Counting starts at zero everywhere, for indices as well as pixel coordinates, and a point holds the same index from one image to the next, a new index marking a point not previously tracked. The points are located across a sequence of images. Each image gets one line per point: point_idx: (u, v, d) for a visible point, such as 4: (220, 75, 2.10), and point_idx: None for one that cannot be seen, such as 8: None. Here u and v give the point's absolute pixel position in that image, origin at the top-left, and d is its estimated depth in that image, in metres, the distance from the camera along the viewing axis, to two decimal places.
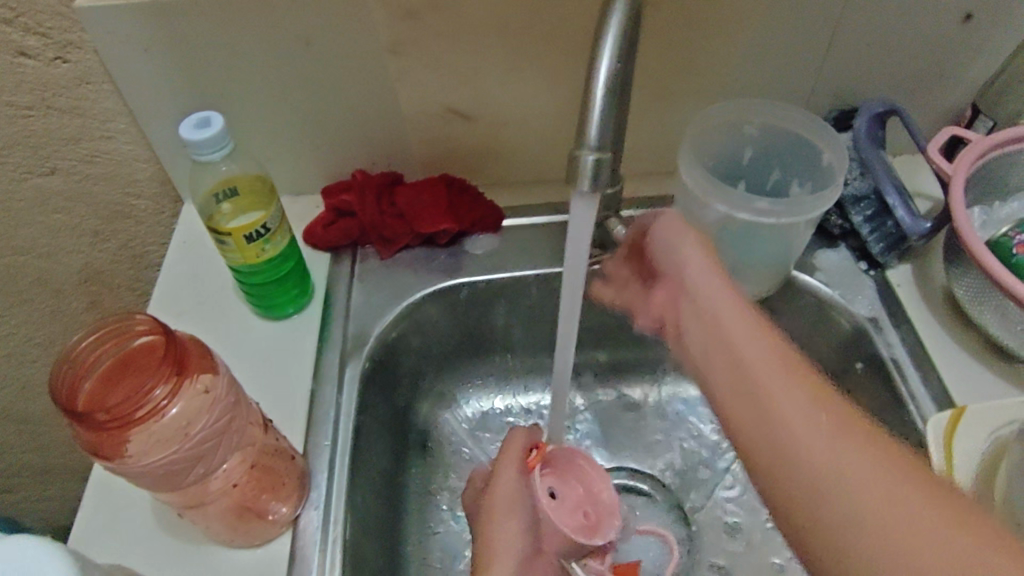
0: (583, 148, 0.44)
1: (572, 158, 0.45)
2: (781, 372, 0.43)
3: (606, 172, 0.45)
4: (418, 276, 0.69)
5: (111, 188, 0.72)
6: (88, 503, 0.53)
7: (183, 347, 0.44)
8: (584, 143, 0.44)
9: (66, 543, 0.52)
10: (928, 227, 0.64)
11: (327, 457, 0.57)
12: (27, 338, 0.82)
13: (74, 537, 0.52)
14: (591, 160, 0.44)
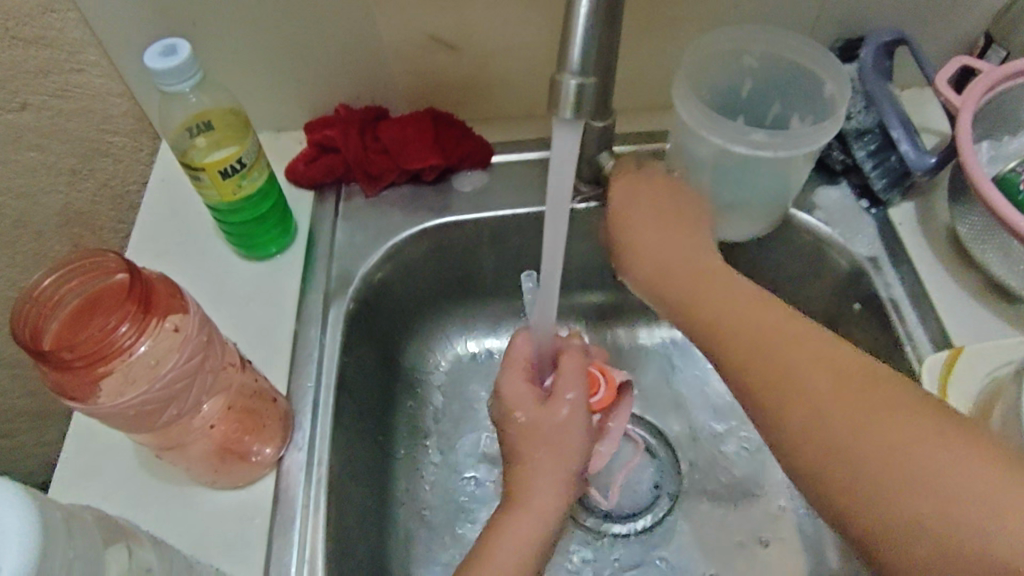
0: (566, 72, 0.41)
1: (554, 82, 0.42)
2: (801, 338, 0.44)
3: (589, 102, 0.42)
4: (404, 215, 0.67)
5: (85, 125, 0.69)
6: (68, 447, 0.53)
7: (151, 285, 0.42)
8: (566, 67, 0.41)
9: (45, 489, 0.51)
10: (932, 162, 0.62)
11: (311, 399, 0.56)
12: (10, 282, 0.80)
13: (53, 483, 0.51)
14: (574, 87, 0.41)
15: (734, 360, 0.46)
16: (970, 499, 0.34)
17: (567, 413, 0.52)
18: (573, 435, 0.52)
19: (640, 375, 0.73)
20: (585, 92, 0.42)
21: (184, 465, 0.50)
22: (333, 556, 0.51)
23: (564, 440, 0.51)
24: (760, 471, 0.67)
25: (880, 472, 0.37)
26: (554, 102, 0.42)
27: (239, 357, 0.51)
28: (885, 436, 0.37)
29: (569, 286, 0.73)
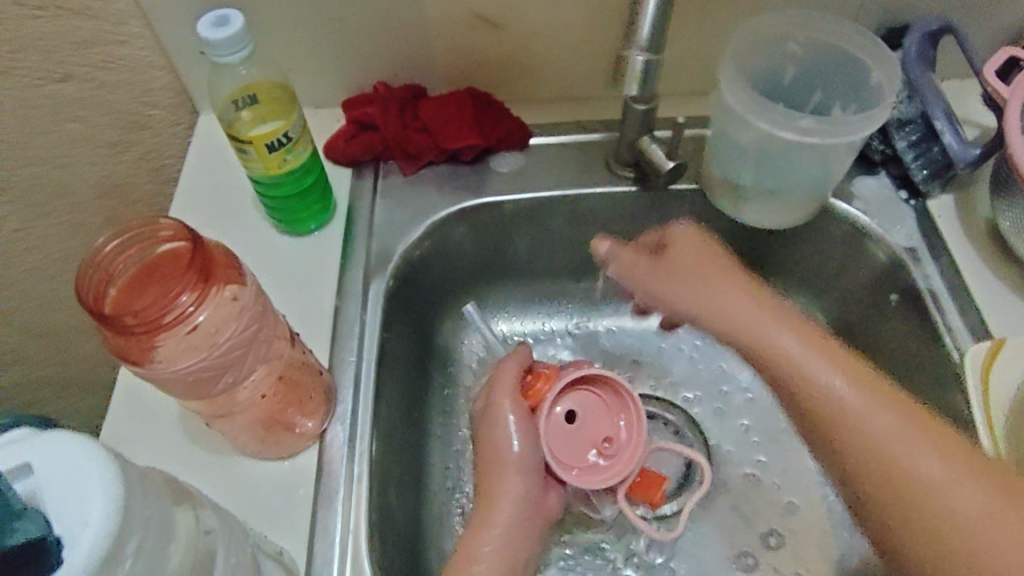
0: (634, 48, 0.49)
1: (623, 58, 0.50)
2: (880, 402, 0.46)
3: (651, 72, 0.50)
4: (443, 195, 0.67)
5: (127, 96, 0.70)
6: (120, 404, 0.54)
7: (209, 255, 0.43)
8: (634, 44, 0.49)
9: (99, 439, 0.53)
10: (977, 154, 0.61)
11: (353, 372, 0.57)
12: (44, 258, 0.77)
13: (107, 433, 0.53)
14: (640, 60, 0.49)
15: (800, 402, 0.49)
16: (981, 547, 0.40)
17: (510, 416, 0.52)
18: (514, 429, 0.52)
19: (671, 361, 0.73)
20: (648, 66, 0.50)
21: (231, 434, 0.51)
22: (375, 529, 0.52)
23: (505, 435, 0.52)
24: (791, 458, 0.67)
25: (903, 526, 0.43)
26: (622, 74, 0.51)
27: (289, 330, 0.52)
28: (902, 465, 0.44)
29: (602, 270, 0.73)
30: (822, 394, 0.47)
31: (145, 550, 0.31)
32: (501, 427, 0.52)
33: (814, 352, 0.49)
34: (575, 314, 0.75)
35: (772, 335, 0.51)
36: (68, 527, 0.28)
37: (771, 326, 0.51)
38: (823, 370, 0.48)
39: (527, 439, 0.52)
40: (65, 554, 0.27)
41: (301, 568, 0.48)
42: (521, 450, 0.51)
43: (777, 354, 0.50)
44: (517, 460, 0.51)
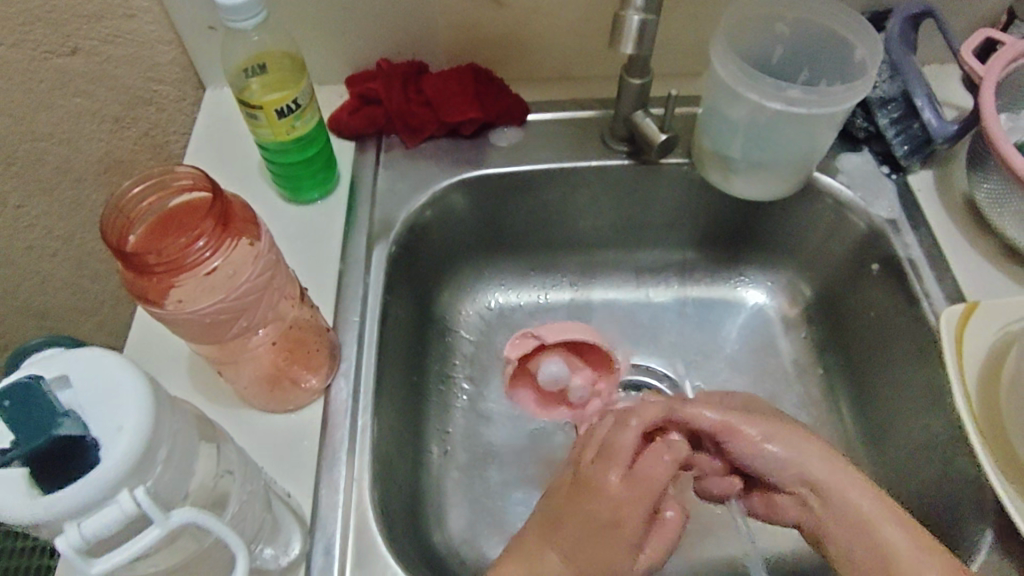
0: (630, 9, 0.53)
1: (619, 18, 0.54)
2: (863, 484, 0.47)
3: (649, 34, 0.54)
4: (443, 167, 0.69)
5: (133, 73, 0.69)
6: (144, 331, 0.57)
7: (228, 205, 0.45)
8: (630, 6, 0.53)
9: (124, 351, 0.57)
10: (954, 130, 0.64)
11: (357, 330, 0.59)
12: (75, 236, 0.81)
13: (131, 348, 0.56)
14: (637, 22, 0.53)
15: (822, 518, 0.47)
16: None
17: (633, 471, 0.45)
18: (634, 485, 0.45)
19: (662, 331, 0.76)
20: (646, 28, 0.54)
21: (239, 380, 0.53)
22: (378, 478, 0.54)
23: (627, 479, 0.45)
24: None
25: None
26: (619, 36, 0.54)
27: (298, 290, 0.54)
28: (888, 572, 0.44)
29: (595, 243, 0.76)
30: (844, 491, 0.46)
31: (174, 456, 0.32)
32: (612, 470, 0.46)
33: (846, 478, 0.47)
34: (569, 286, 0.78)
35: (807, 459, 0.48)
36: (105, 430, 0.30)
37: (800, 449, 0.48)
38: (837, 478, 0.47)
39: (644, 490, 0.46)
40: (102, 455, 0.29)
41: (308, 512, 0.50)
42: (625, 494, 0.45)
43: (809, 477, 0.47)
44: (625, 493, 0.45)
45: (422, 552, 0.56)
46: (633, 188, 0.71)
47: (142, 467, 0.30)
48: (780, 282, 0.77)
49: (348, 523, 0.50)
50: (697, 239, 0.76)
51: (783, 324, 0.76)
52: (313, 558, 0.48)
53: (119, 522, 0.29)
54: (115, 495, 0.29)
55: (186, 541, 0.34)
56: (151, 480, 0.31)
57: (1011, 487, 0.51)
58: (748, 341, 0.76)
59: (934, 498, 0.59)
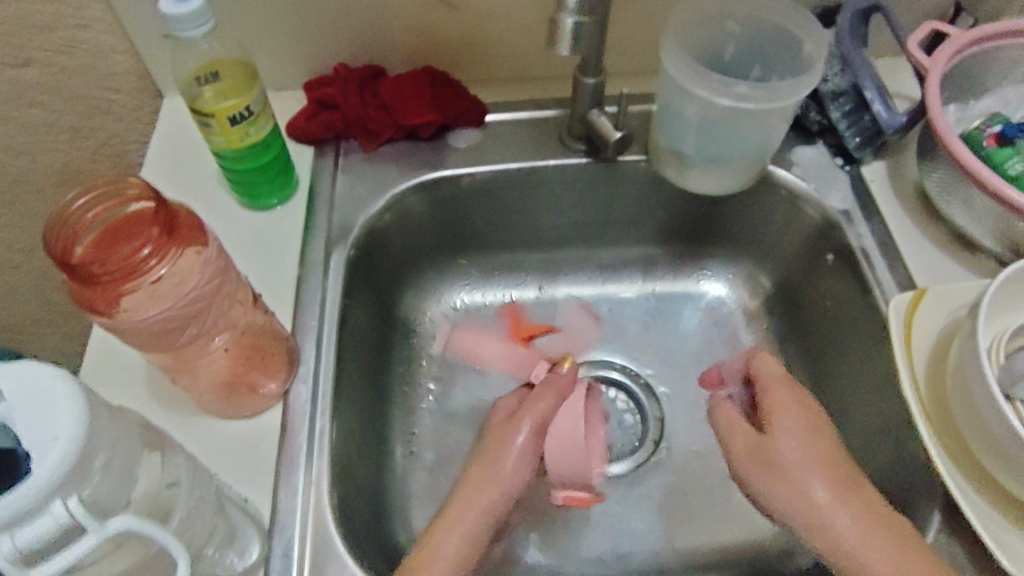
0: (565, 13, 0.54)
1: (556, 22, 0.55)
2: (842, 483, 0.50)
3: (586, 32, 0.55)
4: (402, 170, 0.69)
5: (89, 82, 0.69)
6: (100, 345, 0.57)
7: (174, 215, 0.45)
8: (564, 8, 0.54)
9: (78, 369, 0.56)
10: (903, 121, 0.65)
11: (315, 333, 0.59)
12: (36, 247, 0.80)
13: (85, 365, 0.56)
14: (571, 25, 0.54)
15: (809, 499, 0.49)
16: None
17: (525, 437, 0.54)
18: (518, 452, 0.53)
19: (626, 327, 0.77)
20: (581, 28, 0.55)
21: (196, 389, 0.53)
22: (336, 481, 0.54)
23: (509, 455, 0.53)
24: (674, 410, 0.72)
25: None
26: (556, 37, 0.55)
27: (250, 295, 0.54)
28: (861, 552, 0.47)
29: (557, 241, 0.77)
30: (823, 500, 0.49)
31: (112, 467, 0.33)
32: (506, 442, 0.53)
33: (815, 461, 0.51)
34: (533, 284, 0.78)
35: (777, 420, 0.53)
36: (37, 442, 0.30)
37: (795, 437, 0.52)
38: (805, 467, 0.50)
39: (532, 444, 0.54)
40: (33, 466, 0.29)
41: (266, 517, 0.50)
42: (511, 475, 0.52)
43: (773, 465, 0.51)
44: (500, 482, 0.51)
45: (385, 552, 0.57)
46: (592, 185, 0.72)
47: (76, 477, 0.30)
48: (741, 275, 0.78)
49: (305, 526, 0.50)
50: (658, 235, 0.77)
51: (745, 316, 0.77)
52: (271, 562, 0.49)
53: (52, 533, 0.29)
54: (47, 506, 0.29)
55: (128, 551, 0.35)
56: (86, 490, 0.31)
57: (956, 470, 0.53)
58: (709, 333, 0.77)
59: (887, 482, 0.60)
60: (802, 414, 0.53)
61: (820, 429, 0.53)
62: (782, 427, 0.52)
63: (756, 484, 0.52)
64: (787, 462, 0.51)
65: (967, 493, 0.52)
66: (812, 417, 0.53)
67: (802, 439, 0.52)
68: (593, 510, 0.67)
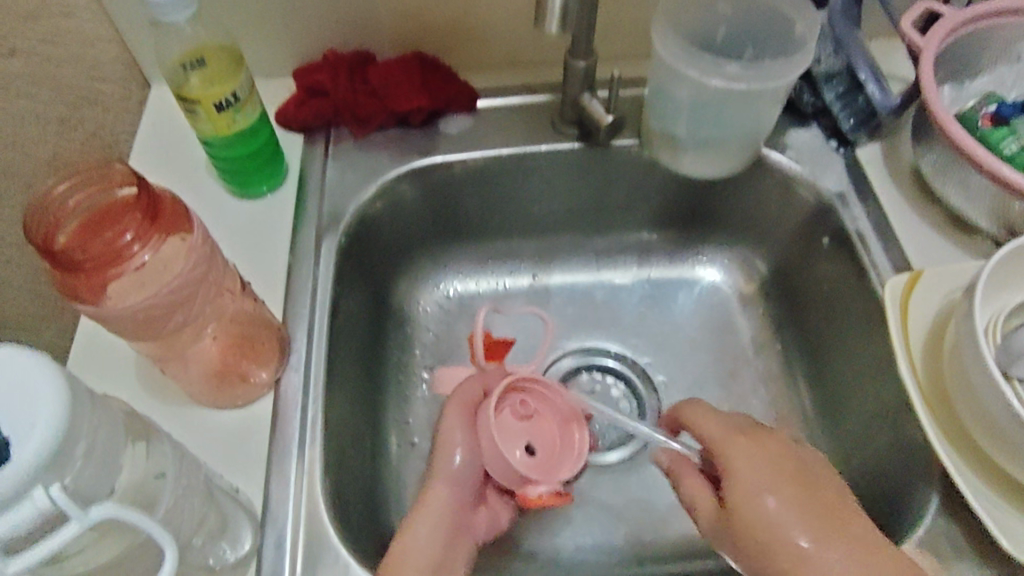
0: None
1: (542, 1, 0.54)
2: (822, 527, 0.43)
3: (572, 11, 0.55)
4: (392, 157, 0.69)
5: (77, 72, 0.67)
6: (89, 336, 0.56)
7: (158, 200, 0.45)
8: None
9: (66, 361, 0.55)
10: (897, 103, 0.65)
11: (306, 322, 0.58)
12: None
13: (73, 357, 0.55)
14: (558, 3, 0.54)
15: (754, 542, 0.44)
16: None
17: (459, 430, 0.54)
18: (460, 442, 0.53)
19: (621, 313, 0.77)
20: (568, 6, 0.55)
21: (186, 379, 0.52)
22: (330, 469, 0.53)
23: (453, 446, 0.53)
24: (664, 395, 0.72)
25: None
26: (543, 15, 0.55)
27: (238, 283, 0.53)
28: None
29: (551, 228, 0.76)
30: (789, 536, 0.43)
31: (95, 454, 0.32)
32: (448, 438, 0.53)
33: (770, 495, 0.45)
34: (526, 271, 0.78)
35: (757, 475, 0.46)
36: (17, 428, 0.29)
37: (740, 469, 0.46)
38: (828, 542, 0.42)
39: (472, 441, 0.54)
40: (13, 452, 0.29)
41: (259, 507, 0.50)
42: (460, 464, 0.53)
43: (774, 529, 0.44)
44: (454, 472, 0.52)
45: (380, 542, 0.57)
46: (585, 171, 0.71)
47: (58, 462, 0.30)
48: (735, 260, 0.78)
49: (299, 515, 0.50)
50: (652, 220, 0.77)
51: (740, 302, 0.77)
52: (265, 552, 0.48)
53: (34, 519, 0.29)
54: (28, 493, 0.29)
55: (115, 539, 0.34)
56: (69, 477, 0.31)
57: (952, 450, 0.52)
58: (704, 318, 0.77)
59: (886, 466, 0.60)
60: (759, 457, 0.47)
61: (815, 475, 0.47)
62: (755, 480, 0.45)
63: (731, 551, 0.46)
64: (812, 542, 0.42)
65: (965, 475, 0.51)
66: (804, 468, 0.47)
67: (809, 501, 0.44)
68: (590, 497, 0.66)
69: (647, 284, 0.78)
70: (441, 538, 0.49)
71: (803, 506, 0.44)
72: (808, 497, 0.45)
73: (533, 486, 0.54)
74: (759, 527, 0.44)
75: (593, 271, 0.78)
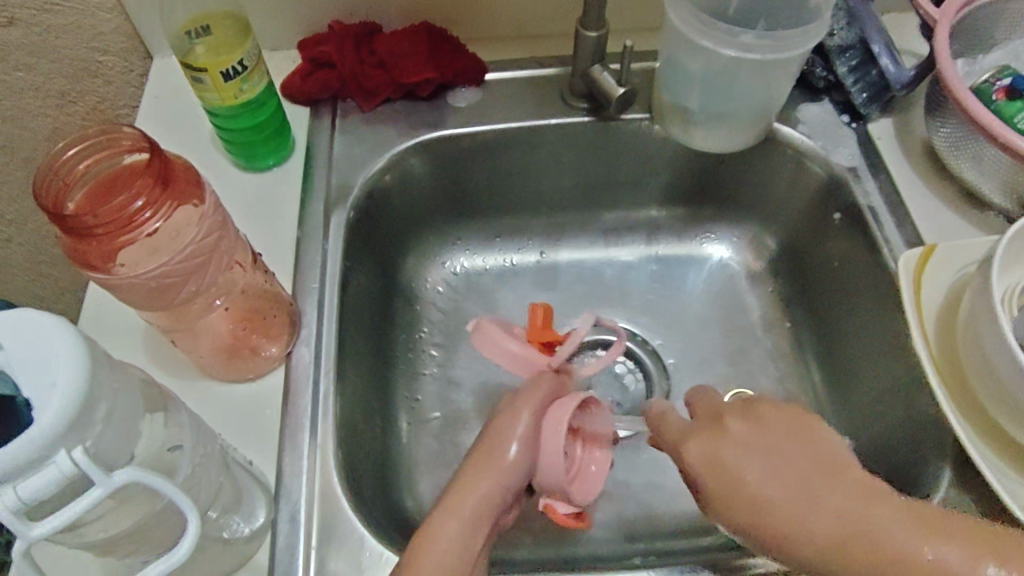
0: None
1: None
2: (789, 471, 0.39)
3: None
4: (400, 130, 0.68)
5: (77, 43, 0.64)
6: (100, 299, 0.56)
7: (169, 165, 0.44)
8: None
9: (77, 321, 0.55)
10: (911, 76, 0.64)
11: (317, 296, 0.57)
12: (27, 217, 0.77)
13: (84, 316, 0.55)
14: None
15: (733, 499, 0.40)
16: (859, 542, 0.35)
17: (523, 424, 0.49)
18: (520, 437, 0.48)
19: (631, 289, 0.76)
20: None
21: (198, 352, 0.52)
22: (342, 444, 0.53)
23: (511, 438, 0.48)
24: (673, 372, 0.72)
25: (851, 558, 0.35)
26: None
27: (250, 255, 0.53)
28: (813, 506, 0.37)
29: (561, 203, 0.75)
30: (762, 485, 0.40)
31: (114, 419, 0.32)
32: (506, 429, 0.49)
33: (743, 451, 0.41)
34: (536, 248, 0.77)
35: (708, 461, 0.42)
36: (38, 390, 0.29)
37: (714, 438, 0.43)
38: (797, 496, 0.38)
39: (532, 446, 0.48)
40: (36, 413, 0.28)
41: (272, 481, 0.49)
42: (518, 457, 0.48)
43: (751, 506, 0.39)
44: (508, 465, 0.47)
45: (393, 517, 0.56)
46: (595, 145, 0.71)
47: (80, 425, 0.29)
48: (744, 237, 0.77)
49: (313, 489, 0.49)
50: (661, 197, 0.76)
51: (750, 279, 0.77)
52: (279, 526, 0.48)
53: (58, 482, 0.28)
54: (51, 455, 0.28)
55: (133, 507, 0.34)
56: (90, 440, 0.30)
57: (966, 425, 0.52)
58: (713, 295, 0.76)
59: (897, 442, 0.60)
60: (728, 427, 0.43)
61: (770, 425, 0.42)
62: (713, 463, 0.42)
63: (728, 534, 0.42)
64: (782, 503, 0.38)
65: (980, 450, 0.51)
66: (756, 422, 0.43)
67: (765, 458, 0.40)
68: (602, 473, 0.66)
69: (656, 261, 0.78)
70: (480, 527, 0.45)
71: (769, 455, 0.41)
72: (772, 445, 0.41)
73: (560, 502, 0.51)
74: (734, 485, 0.40)
75: (600, 248, 0.78)
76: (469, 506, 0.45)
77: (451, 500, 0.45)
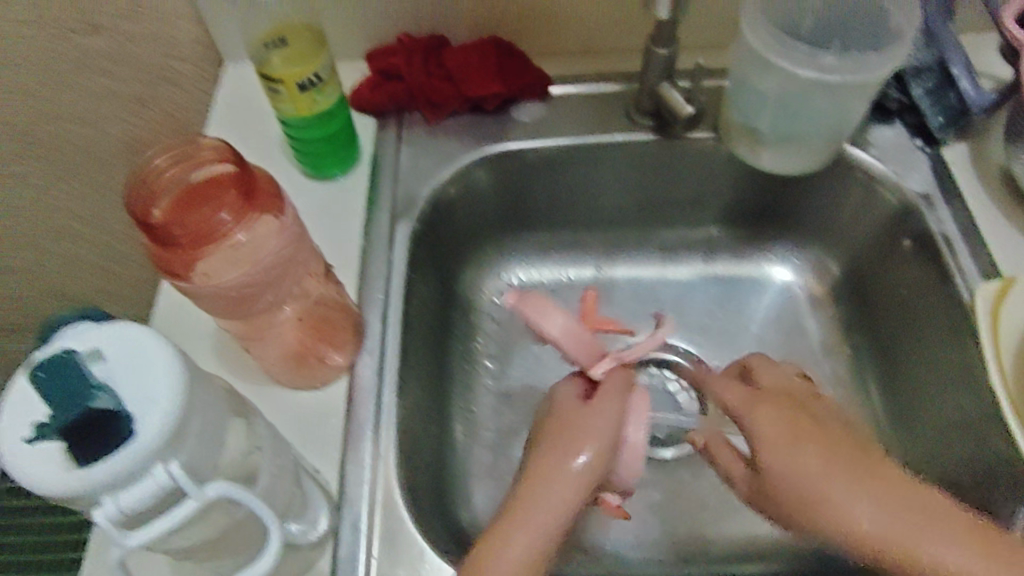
0: None
1: None
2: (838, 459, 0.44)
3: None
4: (465, 143, 0.68)
5: (154, 50, 0.65)
6: (173, 301, 0.58)
7: (252, 176, 0.46)
8: None
9: (150, 319, 0.57)
10: (992, 99, 0.62)
11: (381, 306, 0.58)
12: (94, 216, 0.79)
13: (156, 317, 0.57)
14: None
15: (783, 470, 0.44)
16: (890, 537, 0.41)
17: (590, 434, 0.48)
18: (589, 446, 0.48)
19: (689, 308, 0.76)
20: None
21: (267, 360, 0.53)
22: (403, 454, 0.53)
23: (575, 450, 0.47)
24: None
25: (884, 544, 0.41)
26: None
27: (323, 266, 0.53)
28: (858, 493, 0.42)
29: (620, 219, 0.75)
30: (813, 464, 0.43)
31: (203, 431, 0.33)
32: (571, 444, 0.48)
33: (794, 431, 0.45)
34: (593, 263, 0.77)
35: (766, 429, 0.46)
36: (138, 401, 0.31)
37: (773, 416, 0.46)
38: (847, 483, 0.42)
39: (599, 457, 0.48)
40: (136, 428, 0.30)
41: (335, 489, 0.50)
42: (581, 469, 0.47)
43: (800, 486, 0.43)
44: (571, 477, 0.47)
45: (448, 528, 0.57)
46: (659, 162, 0.70)
47: (173, 441, 0.31)
48: (807, 259, 0.76)
49: (374, 499, 0.50)
50: (722, 216, 0.75)
51: (812, 302, 0.75)
52: (341, 535, 0.49)
53: (155, 493, 0.30)
54: (149, 468, 0.30)
55: (215, 516, 0.35)
56: (183, 454, 0.32)
57: None
58: (773, 317, 0.75)
59: (963, 479, 0.58)
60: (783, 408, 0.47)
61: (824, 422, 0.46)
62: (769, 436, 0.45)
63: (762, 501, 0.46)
64: (826, 492, 0.42)
65: None
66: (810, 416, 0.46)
67: (818, 451, 0.44)
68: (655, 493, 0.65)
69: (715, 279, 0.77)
70: (542, 547, 0.45)
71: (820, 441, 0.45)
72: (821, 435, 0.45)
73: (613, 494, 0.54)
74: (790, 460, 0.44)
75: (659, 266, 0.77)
76: (534, 525, 0.45)
77: (516, 518, 0.45)
